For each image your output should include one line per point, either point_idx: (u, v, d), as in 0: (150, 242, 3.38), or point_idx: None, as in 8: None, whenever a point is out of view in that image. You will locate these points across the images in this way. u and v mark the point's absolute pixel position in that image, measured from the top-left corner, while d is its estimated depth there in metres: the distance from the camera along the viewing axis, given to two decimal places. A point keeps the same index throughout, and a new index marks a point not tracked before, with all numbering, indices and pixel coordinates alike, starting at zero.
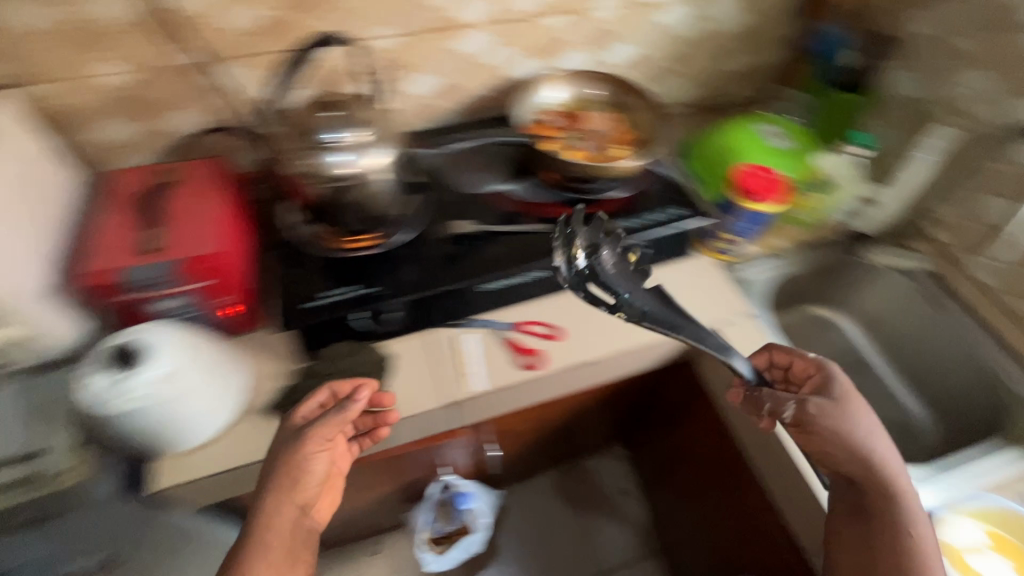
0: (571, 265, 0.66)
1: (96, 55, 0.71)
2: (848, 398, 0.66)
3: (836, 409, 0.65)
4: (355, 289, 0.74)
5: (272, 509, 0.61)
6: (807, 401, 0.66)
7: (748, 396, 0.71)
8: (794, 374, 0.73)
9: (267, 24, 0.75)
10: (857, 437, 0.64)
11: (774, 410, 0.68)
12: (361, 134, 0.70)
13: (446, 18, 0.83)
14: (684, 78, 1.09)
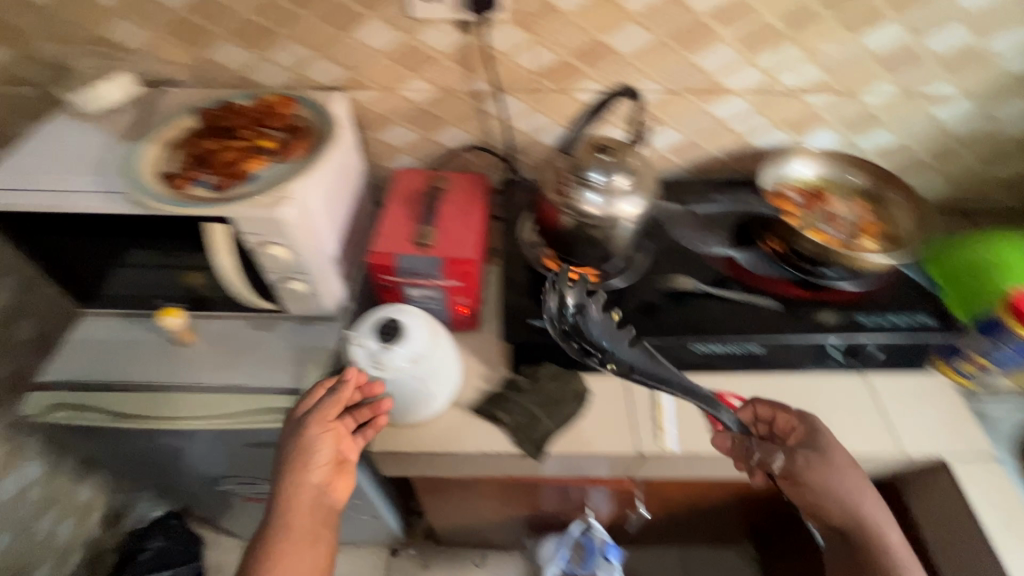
0: (562, 314, 0.73)
1: (411, 74, 0.84)
2: (833, 452, 0.70)
3: (815, 462, 0.70)
4: None
5: (294, 489, 0.65)
6: (797, 455, 0.71)
7: (734, 444, 0.72)
8: (778, 428, 0.75)
9: (552, 67, 0.83)
10: (839, 488, 0.69)
11: (765, 460, 0.71)
12: (625, 179, 0.72)
13: (710, 83, 0.85)
14: (938, 176, 0.99)
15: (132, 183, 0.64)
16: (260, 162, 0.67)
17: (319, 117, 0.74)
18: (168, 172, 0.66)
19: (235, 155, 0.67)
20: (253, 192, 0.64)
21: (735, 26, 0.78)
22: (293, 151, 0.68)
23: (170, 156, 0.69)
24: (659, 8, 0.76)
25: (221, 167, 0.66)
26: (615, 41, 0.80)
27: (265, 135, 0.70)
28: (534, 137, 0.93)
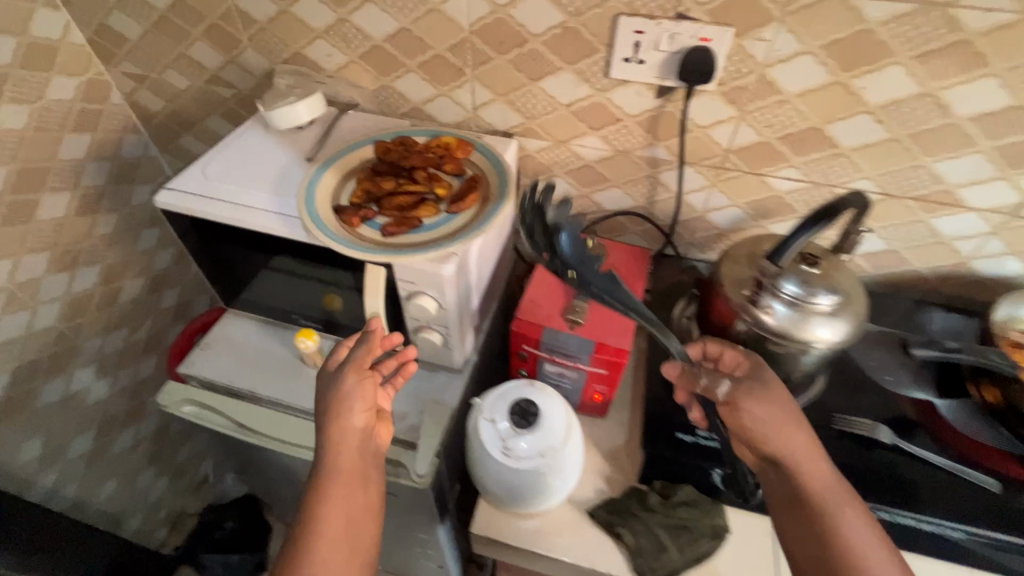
0: (540, 210, 0.59)
1: (590, 131, 0.78)
2: (779, 390, 0.58)
3: (752, 391, 0.58)
4: None
5: (336, 438, 0.56)
6: (741, 380, 0.59)
7: (684, 371, 0.61)
8: (725, 364, 0.63)
9: (750, 147, 0.73)
10: (779, 428, 0.55)
11: (709, 388, 0.60)
12: (828, 303, 0.61)
13: (944, 192, 0.71)
14: None
15: (308, 214, 0.63)
16: (432, 212, 0.64)
17: (495, 165, 0.69)
18: (343, 207, 0.64)
19: (410, 199, 0.65)
20: (422, 244, 0.61)
21: (1002, 136, 0.64)
22: (466, 203, 0.64)
23: (346, 187, 0.68)
24: (907, 104, 0.64)
25: (395, 212, 0.64)
26: (838, 132, 0.69)
27: (440, 180, 0.67)
28: (703, 215, 0.84)
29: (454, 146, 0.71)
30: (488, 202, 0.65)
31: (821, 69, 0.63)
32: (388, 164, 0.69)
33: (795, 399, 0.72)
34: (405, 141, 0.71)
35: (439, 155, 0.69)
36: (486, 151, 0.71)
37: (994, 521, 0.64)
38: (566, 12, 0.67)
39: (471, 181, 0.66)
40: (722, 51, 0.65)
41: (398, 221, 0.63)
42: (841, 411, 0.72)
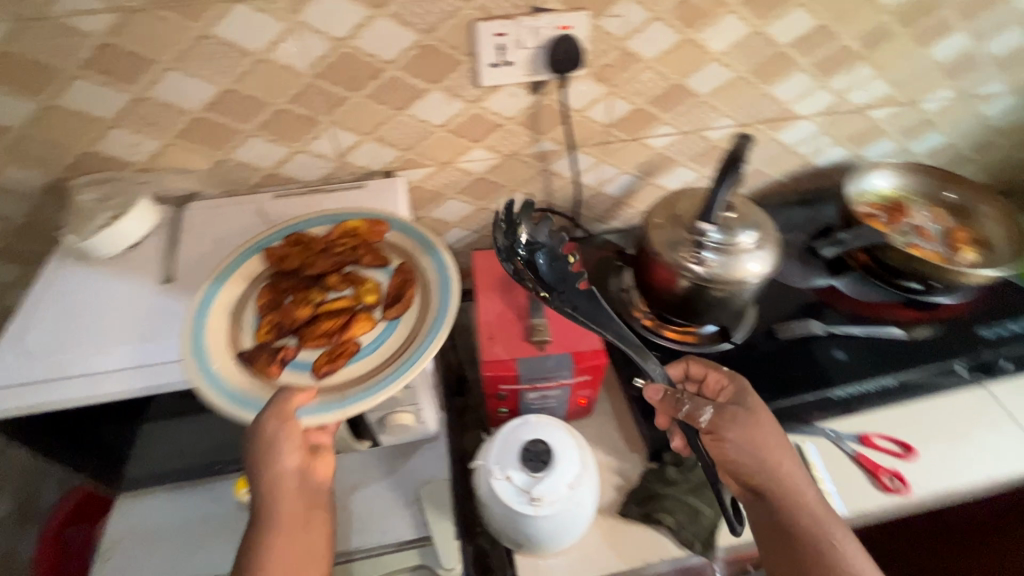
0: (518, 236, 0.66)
1: (473, 144, 0.74)
2: (761, 420, 0.60)
3: (739, 420, 0.59)
4: None
5: (274, 485, 0.51)
6: (725, 411, 0.60)
7: (666, 395, 0.63)
8: (709, 389, 0.67)
9: (627, 117, 0.76)
10: (768, 456, 0.57)
11: (692, 413, 0.61)
12: (751, 241, 0.66)
13: (783, 111, 0.81)
14: (977, 169, 1.02)
15: (207, 378, 0.49)
16: (368, 326, 0.54)
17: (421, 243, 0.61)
18: (251, 354, 0.52)
19: (335, 319, 0.54)
20: (368, 378, 0.51)
21: (815, 53, 0.74)
22: (404, 305, 0.55)
23: (244, 321, 0.55)
24: (743, 44, 0.71)
25: (323, 341, 0.53)
26: (695, 82, 0.74)
27: (363, 280, 0.57)
28: (599, 190, 0.86)
29: (365, 231, 0.61)
30: (430, 295, 0.56)
31: (670, 31, 0.67)
32: (293, 280, 0.58)
33: (742, 328, 0.79)
34: (305, 243, 0.60)
35: (351, 248, 0.59)
36: (405, 229, 0.62)
37: (915, 359, 0.75)
38: (418, 31, 0.61)
39: (401, 274, 0.57)
40: (582, 34, 0.65)
41: (331, 354, 0.52)
42: (777, 320, 0.81)
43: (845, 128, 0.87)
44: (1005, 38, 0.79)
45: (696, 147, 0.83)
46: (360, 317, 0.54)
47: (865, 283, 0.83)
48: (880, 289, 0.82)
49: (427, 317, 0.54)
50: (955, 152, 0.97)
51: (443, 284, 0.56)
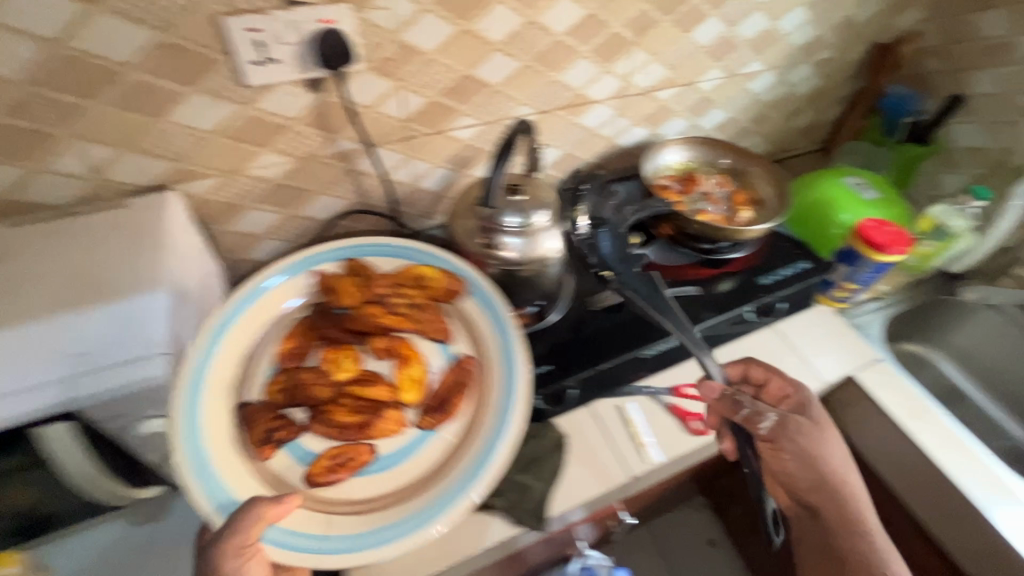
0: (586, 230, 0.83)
1: (261, 149, 0.70)
2: (831, 436, 0.73)
3: (803, 427, 0.72)
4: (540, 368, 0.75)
5: None
6: (789, 424, 0.71)
7: (724, 396, 0.67)
8: (770, 394, 0.76)
9: (423, 111, 0.76)
10: (826, 463, 0.71)
11: (749, 415, 0.67)
12: (544, 218, 0.70)
13: (577, 96, 0.86)
14: (759, 138, 1.16)
15: (198, 444, 0.54)
16: (394, 432, 0.60)
17: (500, 340, 0.65)
18: (252, 413, 0.58)
19: (362, 410, 0.59)
20: (361, 516, 0.55)
21: (591, 40, 0.79)
22: (446, 420, 0.61)
23: (258, 363, 0.63)
24: (521, 34, 0.73)
25: (333, 432, 0.59)
26: (484, 73, 0.76)
27: (412, 365, 0.63)
28: (416, 186, 0.86)
29: (438, 287, 0.69)
30: (487, 421, 0.60)
31: (443, 22, 0.68)
32: (331, 326, 0.66)
33: (559, 305, 0.82)
34: (362, 281, 0.69)
35: (404, 318, 0.67)
36: (490, 307, 0.68)
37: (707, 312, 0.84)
38: (153, 28, 0.55)
39: (461, 368, 0.64)
40: (349, 27, 0.63)
41: (335, 460, 0.57)
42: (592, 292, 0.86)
43: (639, 108, 0.94)
44: (753, 22, 0.90)
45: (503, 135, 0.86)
46: (392, 415, 0.60)
47: (667, 249, 0.91)
48: (680, 252, 0.91)
49: (478, 443, 0.59)
50: (738, 125, 1.10)
51: (507, 423, 0.59)
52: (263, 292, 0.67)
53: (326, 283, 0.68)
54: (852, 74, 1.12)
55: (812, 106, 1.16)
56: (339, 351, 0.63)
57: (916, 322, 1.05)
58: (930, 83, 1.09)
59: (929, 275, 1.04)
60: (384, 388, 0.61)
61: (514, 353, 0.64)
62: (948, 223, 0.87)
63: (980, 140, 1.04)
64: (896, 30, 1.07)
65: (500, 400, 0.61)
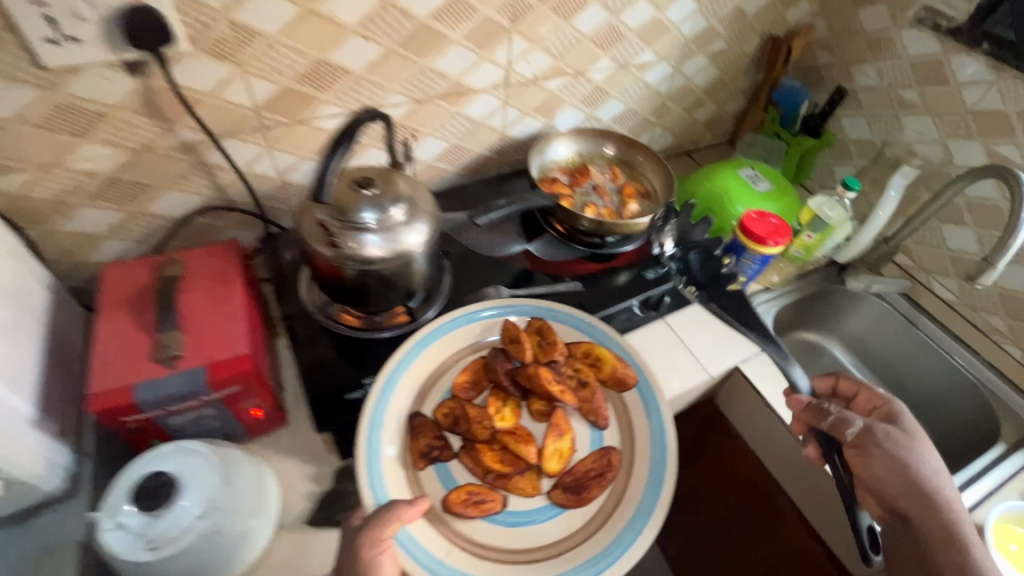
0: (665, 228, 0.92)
1: (81, 140, 0.63)
2: (907, 438, 0.68)
3: (903, 434, 0.67)
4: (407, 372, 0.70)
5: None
6: (876, 429, 0.67)
7: (808, 407, 0.72)
8: (858, 406, 0.76)
9: (277, 98, 0.70)
10: (907, 464, 0.65)
11: (838, 423, 0.69)
12: (402, 211, 0.66)
13: (456, 85, 0.82)
14: (662, 130, 1.16)
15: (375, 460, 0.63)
16: (528, 492, 0.66)
17: (652, 424, 0.71)
18: (420, 424, 0.66)
19: (506, 462, 0.67)
20: (492, 558, 0.63)
21: (461, 25, 0.75)
22: (582, 499, 0.66)
23: (441, 382, 0.72)
24: (378, 16, 0.69)
25: (480, 470, 0.66)
26: (341, 58, 0.70)
27: (562, 438, 0.69)
28: (284, 180, 0.80)
29: (606, 369, 0.74)
30: (635, 492, 0.67)
31: (282, 1, 0.62)
32: (501, 373, 0.72)
33: (434, 304, 0.78)
34: (544, 343, 0.74)
35: (579, 381, 0.73)
36: (649, 399, 0.73)
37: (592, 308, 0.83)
38: None
39: (606, 461, 0.69)
40: (163, 3, 0.57)
41: (474, 497, 0.64)
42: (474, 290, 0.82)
43: (528, 98, 0.91)
44: (638, 11, 0.88)
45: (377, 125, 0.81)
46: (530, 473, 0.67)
47: (555, 243, 0.89)
48: (567, 246, 0.89)
49: (620, 518, 0.65)
50: (637, 116, 1.08)
51: (649, 496, 0.66)
52: (433, 339, 0.73)
53: (514, 335, 0.73)
54: (750, 66, 1.13)
55: (713, 98, 1.16)
56: (505, 402, 0.70)
57: (806, 311, 1.08)
58: (822, 76, 1.11)
59: (819, 265, 1.06)
60: (533, 450, 0.67)
61: (664, 435, 0.70)
62: (824, 216, 0.92)
63: (866, 132, 1.07)
64: (788, 23, 1.08)
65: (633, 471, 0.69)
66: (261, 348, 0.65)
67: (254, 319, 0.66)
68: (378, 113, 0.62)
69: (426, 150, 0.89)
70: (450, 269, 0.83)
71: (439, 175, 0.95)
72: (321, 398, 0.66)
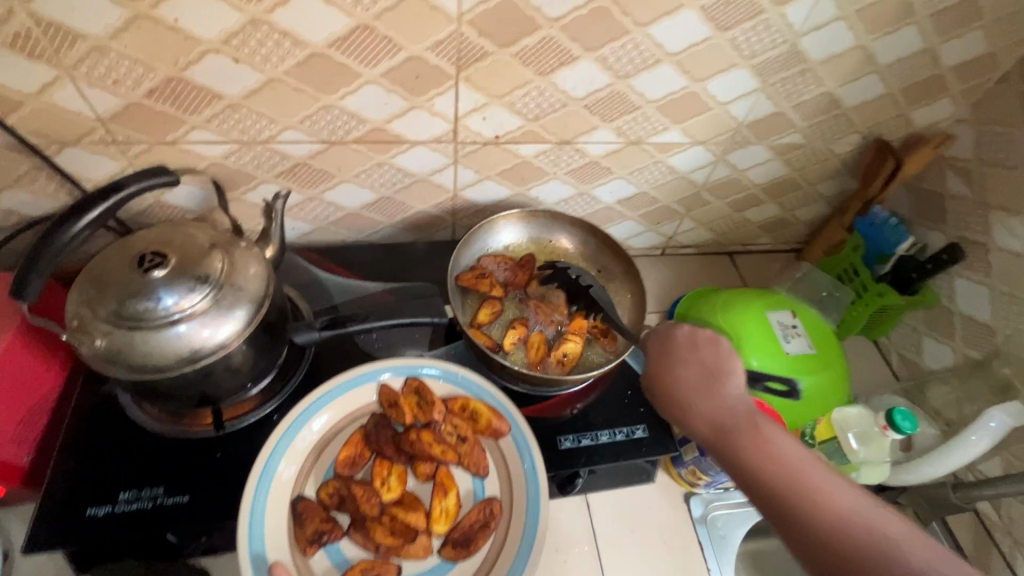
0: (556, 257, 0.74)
1: None
2: (673, 355, 0.56)
3: (660, 360, 0.57)
4: (187, 498, 0.54)
5: None
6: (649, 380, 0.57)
7: None
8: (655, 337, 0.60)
9: (125, 113, 0.56)
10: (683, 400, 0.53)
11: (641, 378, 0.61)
12: (199, 300, 0.49)
13: (379, 132, 0.63)
14: (694, 223, 0.87)
15: (251, 552, 0.49)
16: (420, 556, 0.52)
17: (524, 467, 0.55)
18: (303, 509, 0.51)
19: (398, 531, 0.51)
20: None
21: (378, 62, 0.55)
22: (471, 553, 0.52)
23: (325, 457, 0.55)
24: (247, 35, 0.51)
25: (371, 545, 0.51)
26: (204, 78, 0.54)
27: (448, 495, 0.54)
28: (157, 200, 0.65)
29: (484, 422, 0.57)
30: (517, 524, 0.53)
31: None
32: (383, 441, 0.55)
33: (269, 408, 0.60)
34: (419, 402, 0.57)
35: (462, 427, 0.56)
36: (522, 442, 0.56)
37: None
38: None
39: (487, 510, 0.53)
40: None
41: (368, 572, 0.50)
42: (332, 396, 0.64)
43: (490, 160, 0.69)
44: (658, 79, 0.62)
45: (273, 161, 0.64)
46: (420, 532, 0.52)
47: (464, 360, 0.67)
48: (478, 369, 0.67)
49: (513, 553, 0.52)
50: (657, 203, 0.81)
51: (529, 526, 0.53)
52: (305, 419, 0.55)
53: (392, 397, 0.56)
54: (842, 170, 0.80)
55: (779, 200, 0.84)
56: (389, 468, 0.54)
57: None
58: (947, 209, 0.75)
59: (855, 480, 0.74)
60: (422, 513, 0.52)
61: (537, 481, 0.54)
62: (850, 455, 0.65)
63: (986, 310, 0.72)
64: (913, 125, 0.74)
65: (519, 510, 0.54)
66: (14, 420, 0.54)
67: (22, 384, 0.55)
68: (173, 180, 0.53)
69: (344, 197, 0.71)
70: (314, 362, 0.65)
71: (368, 225, 0.76)
72: (63, 504, 0.53)
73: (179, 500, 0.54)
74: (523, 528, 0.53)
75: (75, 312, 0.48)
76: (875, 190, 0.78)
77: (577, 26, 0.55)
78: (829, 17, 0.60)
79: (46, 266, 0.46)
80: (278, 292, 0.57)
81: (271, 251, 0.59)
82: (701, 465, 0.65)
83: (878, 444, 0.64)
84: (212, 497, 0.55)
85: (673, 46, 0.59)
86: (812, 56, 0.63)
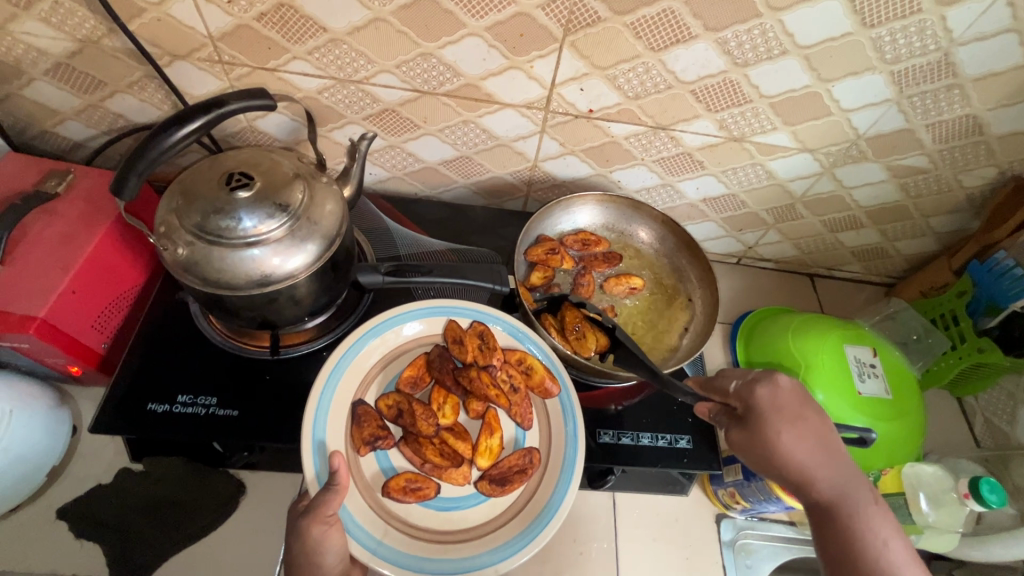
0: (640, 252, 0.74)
1: (19, 13, 0.54)
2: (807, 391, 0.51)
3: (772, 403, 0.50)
4: (235, 412, 0.57)
5: None
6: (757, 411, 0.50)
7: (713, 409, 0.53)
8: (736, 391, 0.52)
9: (234, 34, 0.57)
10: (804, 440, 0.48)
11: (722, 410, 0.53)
12: (276, 227, 0.49)
13: (471, 88, 0.61)
14: (779, 236, 0.80)
15: (314, 438, 0.49)
16: (458, 482, 0.51)
17: (567, 428, 0.55)
18: (362, 412, 0.52)
19: (446, 453, 0.52)
20: (429, 540, 0.49)
21: (485, 14, 0.53)
22: (506, 492, 0.51)
23: (386, 372, 0.55)
24: None
25: (417, 460, 0.51)
26: (313, 9, 0.54)
27: (494, 435, 0.53)
28: (250, 125, 0.67)
29: (537, 378, 0.56)
30: (554, 474, 0.53)
31: None
32: (445, 372, 0.55)
33: (320, 343, 0.62)
34: (483, 345, 0.56)
35: (517, 374, 0.56)
36: (569, 406, 0.55)
37: None
38: None
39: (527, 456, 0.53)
40: None
41: (411, 483, 0.50)
42: None
43: (580, 134, 0.66)
44: (779, 72, 0.56)
45: (363, 103, 0.64)
46: (464, 461, 0.52)
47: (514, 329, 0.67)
48: None
49: (548, 496, 0.52)
50: (744, 209, 0.76)
51: (563, 483, 0.52)
52: (388, 327, 0.56)
53: (457, 334, 0.56)
54: (965, 205, 0.71)
55: (881, 227, 0.76)
56: (445, 396, 0.54)
57: None
58: None
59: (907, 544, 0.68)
60: (468, 445, 0.52)
61: (578, 444, 0.54)
62: (916, 515, 0.59)
63: None
64: None
65: (557, 464, 0.53)
66: (98, 309, 0.59)
67: (110, 278, 0.59)
68: (270, 103, 0.53)
69: (424, 150, 0.70)
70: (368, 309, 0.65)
71: (443, 182, 0.76)
72: (128, 394, 0.56)
73: (229, 412, 0.57)
74: (558, 486, 0.52)
75: (163, 220, 0.50)
76: (1000, 233, 0.69)
77: (704, 1, 0.51)
78: (996, 28, 0.52)
79: (145, 169, 0.48)
80: (349, 233, 0.57)
81: (348, 190, 0.59)
82: (743, 491, 0.62)
83: (950, 511, 0.58)
84: (257, 417, 0.57)
85: (805, 39, 0.53)
86: (965, 71, 0.56)
